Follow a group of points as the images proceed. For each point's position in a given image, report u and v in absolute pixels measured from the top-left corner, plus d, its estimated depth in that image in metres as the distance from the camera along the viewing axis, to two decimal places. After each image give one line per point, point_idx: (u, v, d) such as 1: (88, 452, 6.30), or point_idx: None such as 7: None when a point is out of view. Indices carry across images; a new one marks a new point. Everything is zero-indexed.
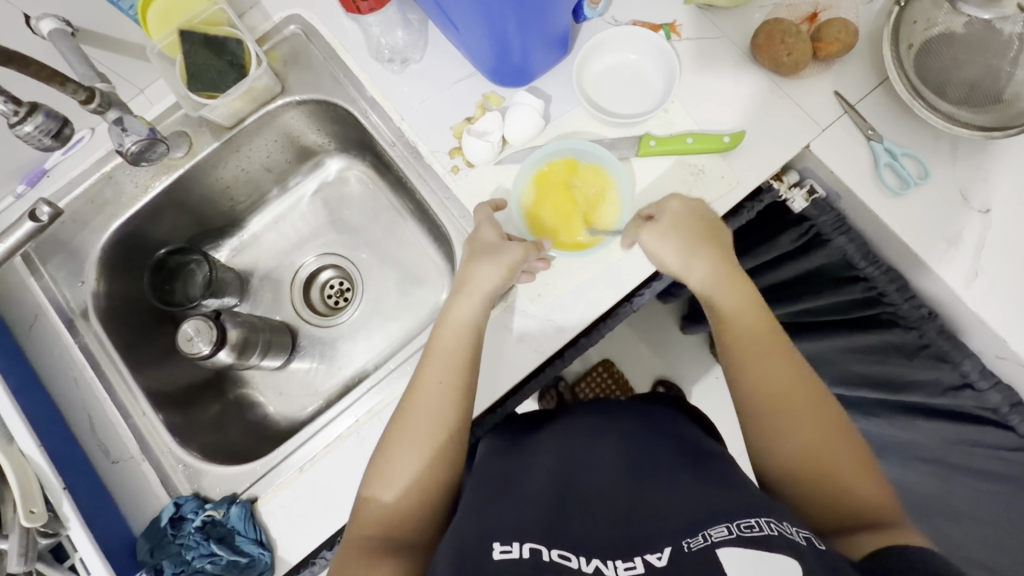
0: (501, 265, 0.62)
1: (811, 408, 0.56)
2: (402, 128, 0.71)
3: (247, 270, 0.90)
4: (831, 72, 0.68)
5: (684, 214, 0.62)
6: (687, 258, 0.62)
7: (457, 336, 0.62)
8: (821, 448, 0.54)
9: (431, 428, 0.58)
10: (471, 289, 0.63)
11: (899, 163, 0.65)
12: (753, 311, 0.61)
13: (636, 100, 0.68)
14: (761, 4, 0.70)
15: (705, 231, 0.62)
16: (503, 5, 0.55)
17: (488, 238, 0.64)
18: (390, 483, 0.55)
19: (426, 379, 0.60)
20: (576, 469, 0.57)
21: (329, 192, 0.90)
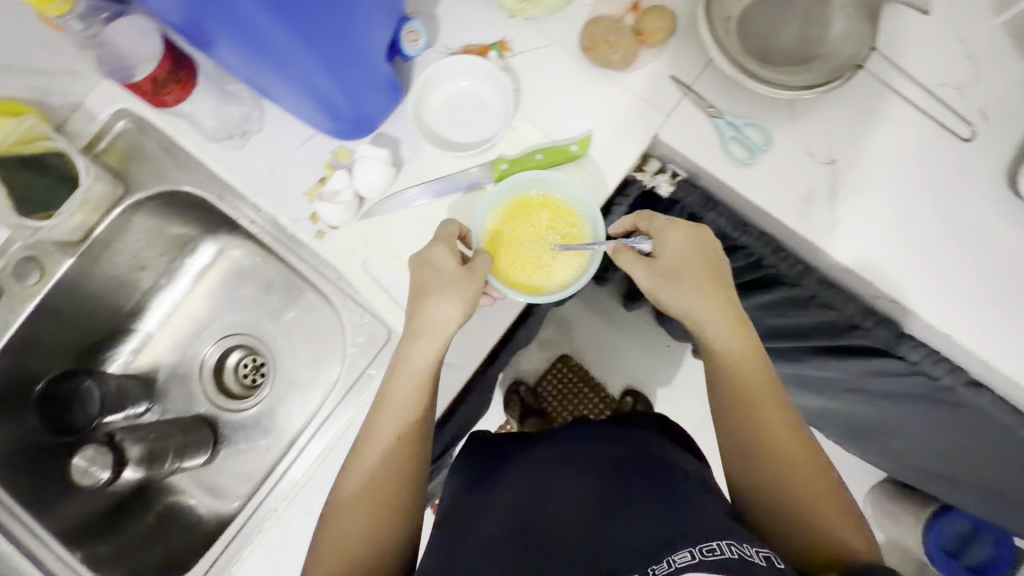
0: (460, 303, 0.59)
1: (791, 428, 0.59)
2: (258, 203, 0.70)
3: (149, 372, 0.86)
4: (663, 57, 0.68)
5: (677, 257, 0.62)
6: (669, 289, 0.62)
7: (412, 386, 0.60)
8: (803, 471, 0.57)
9: (382, 480, 0.58)
10: (416, 333, 0.60)
11: (742, 134, 0.66)
12: (747, 333, 0.62)
13: (481, 126, 0.68)
14: (582, 2, 0.69)
15: (695, 262, 0.62)
16: (308, 65, 0.54)
17: (445, 266, 0.60)
18: (342, 543, 0.56)
19: (382, 429, 0.59)
20: (532, 505, 0.58)
21: (215, 273, 0.87)
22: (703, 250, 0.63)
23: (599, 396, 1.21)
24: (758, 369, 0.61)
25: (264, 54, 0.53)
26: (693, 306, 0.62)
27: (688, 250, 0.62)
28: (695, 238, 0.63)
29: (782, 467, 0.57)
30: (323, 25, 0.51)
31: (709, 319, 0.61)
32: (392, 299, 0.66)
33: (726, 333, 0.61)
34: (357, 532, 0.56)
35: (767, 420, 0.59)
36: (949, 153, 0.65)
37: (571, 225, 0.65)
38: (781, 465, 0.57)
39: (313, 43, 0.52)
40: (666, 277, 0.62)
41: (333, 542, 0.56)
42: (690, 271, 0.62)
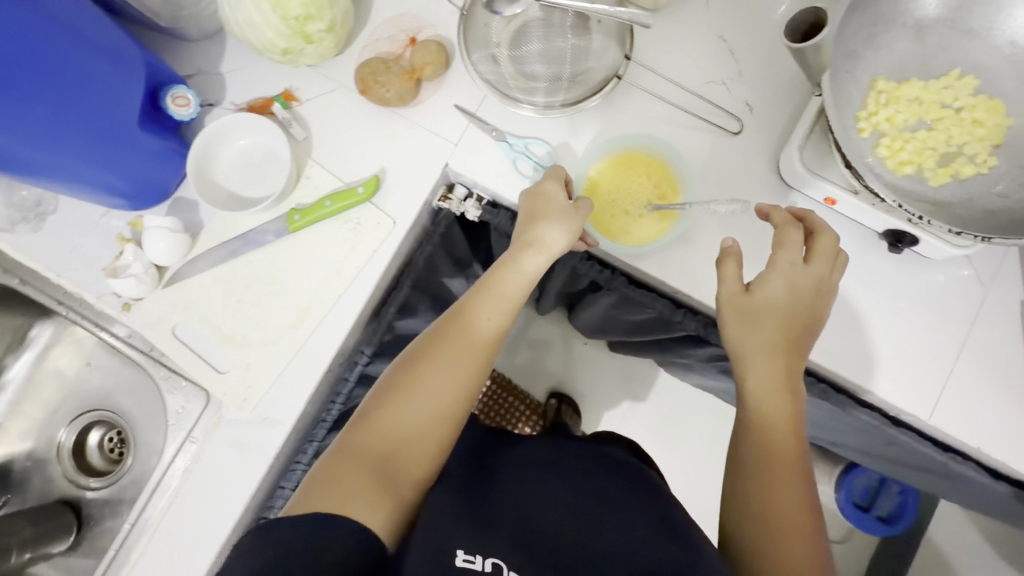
0: (570, 230, 0.60)
1: (798, 476, 0.55)
2: (62, 283, 0.69)
3: (5, 462, 0.85)
4: (445, 88, 0.70)
5: (783, 297, 0.58)
6: (733, 321, 0.59)
7: (496, 306, 0.61)
8: (796, 516, 0.53)
9: (449, 384, 0.57)
10: (535, 242, 0.61)
11: (526, 153, 0.68)
12: (796, 381, 0.58)
13: (274, 179, 0.68)
14: (360, 43, 0.70)
15: (783, 314, 0.58)
16: (67, 162, 0.57)
17: (559, 200, 0.62)
18: (406, 417, 0.55)
19: (464, 336, 0.59)
20: (540, 494, 0.55)
21: (61, 353, 0.86)
22: (804, 303, 0.58)
23: (525, 404, 1.18)
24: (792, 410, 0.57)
25: (18, 169, 0.56)
26: (760, 337, 0.58)
27: (795, 292, 0.58)
28: (792, 286, 0.58)
29: (786, 481, 0.55)
30: (67, 127, 0.54)
31: (750, 355, 0.58)
32: (205, 362, 0.67)
33: (766, 352, 0.58)
34: (410, 423, 0.55)
35: (788, 441, 0.56)
36: (723, 147, 0.68)
37: (666, 181, 0.66)
38: (786, 479, 0.55)
39: (51, 141, 0.54)
40: (756, 312, 0.58)
41: (385, 423, 0.55)
42: (791, 310, 0.58)
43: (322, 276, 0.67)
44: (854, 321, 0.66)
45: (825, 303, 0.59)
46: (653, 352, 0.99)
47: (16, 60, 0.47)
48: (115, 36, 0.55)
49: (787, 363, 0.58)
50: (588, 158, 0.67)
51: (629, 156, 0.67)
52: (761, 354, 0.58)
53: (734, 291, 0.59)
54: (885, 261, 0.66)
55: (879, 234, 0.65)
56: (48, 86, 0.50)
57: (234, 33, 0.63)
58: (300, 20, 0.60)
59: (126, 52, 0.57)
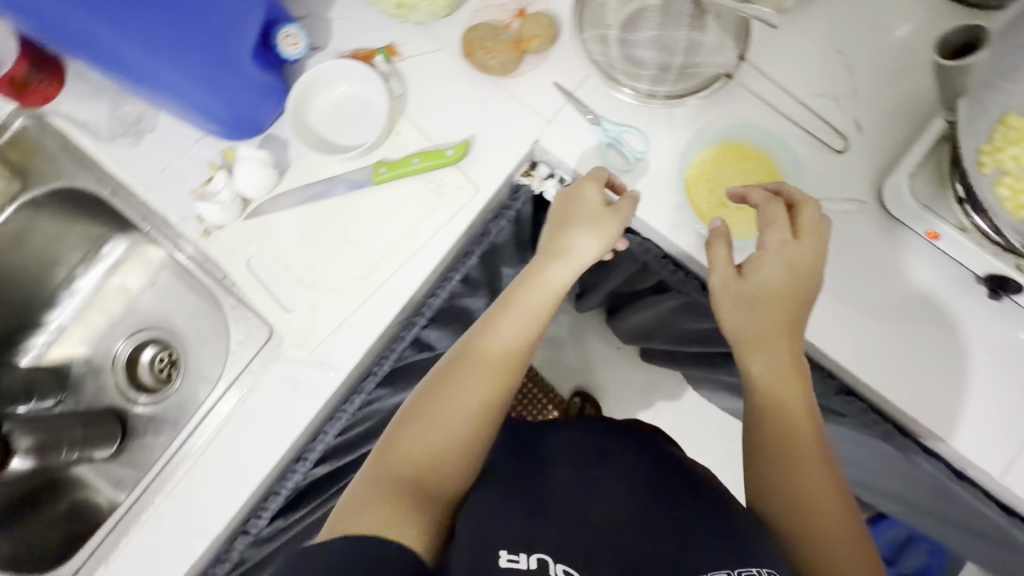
0: (602, 236, 0.61)
1: (823, 465, 0.54)
2: (148, 201, 0.71)
3: (63, 364, 0.88)
4: (547, 64, 0.69)
5: (780, 272, 0.56)
6: (727, 305, 0.58)
7: (525, 323, 0.61)
8: (833, 509, 0.53)
9: (478, 393, 0.58)
10: (563, 254, 0.62)
11: (619, 141, 0.67)
12: (798, 364, 0.57)
13: (366, 129, 0.69)
14: (470, 8, 0.70)
15: (778, 296, 0.56)
16: (161, 68, 0.57)
17: (592, 202, 0.62)
18: (428, 440, 0.55)
19: (491, 348, 0.60)
20: (593, 481, 0.56)
21: (129, 269, 0.89)
22: (804, 277, 0.56)
23: (548, 397, 1.19)
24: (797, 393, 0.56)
25: (118, 67, 0.57)
26: (756, 326, 0.57)
27: (792, 260, 0.56)
28: (788, 265, 0.56)
29: (810, 486, 0.53)
30: (163, 30, 0.53)
31: (744, 333, 0.58)
32: (272, 298, 0.68)
33: (752, 328, 0.57)
34: (438, 437, 0.55)
35: (810, 445, 0.55)
36: (824, 164, 0.65)
37: (770, 176, 0.65)
38: (811, 484, 0.53)
39: (148, 42, 0.54)
40: (749, 296, 0.57)
41: (417, 436, 0.55)
42: (788, 292, 0.56)
43: (399, 232, 0.67)
44: (939, 365, 0.63)
45: (820, 274, 0.57)
46: (691, 367, 0.99)
47: None
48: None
49: (788, 348, 0.56)
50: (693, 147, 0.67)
51: (737, 150, 0.66)
52: (750, 330, 0.57)
53: (725, 277, 0.58)
54: (979, 307, 0.63)
55: (979, 277, 0.62)
56: None
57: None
58: None
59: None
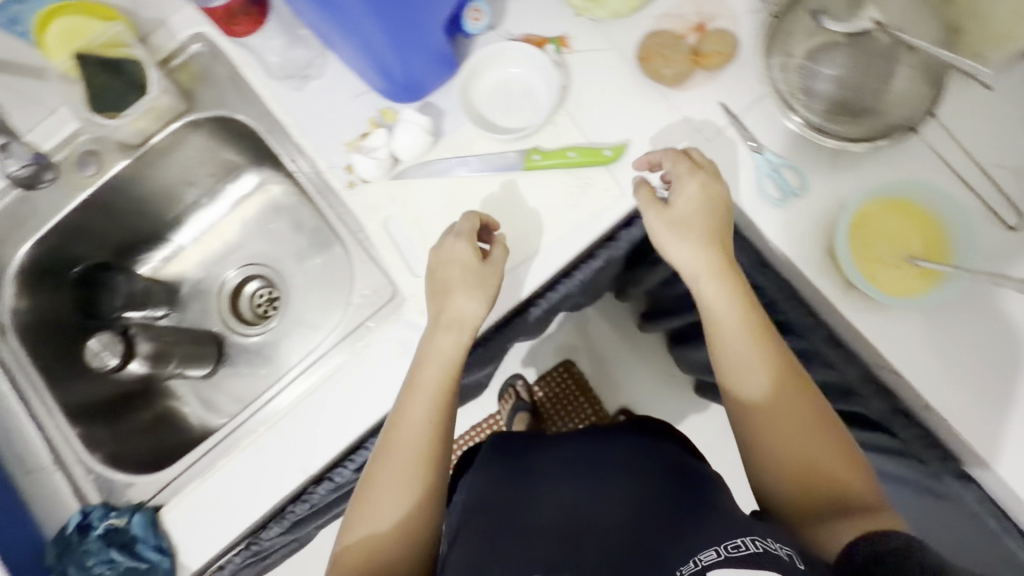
0: (485, 296, 0.63)
1: (808, 428, 0.58)
2: (301, 143, 0.73)
3: (175, 281, 0.92)
4: (719, 83, 0.67)
5: (694, 198, 0.61)
6: (667, 238, 0.62)
7: (426, 401, 0.61)
8: (790, 397, 0.58)
9: (408, 468, 0.60)
10: (442, 325, 0.63)
11: (778, 174, 0.65)
12: (763, 340, 0.60)
13: (525, 114, 0.70)
14: (649, 12, 0.69)
15: (703, 215, 0.61)
16: (365, 18, 0.58)
17: (496, 255, 0.64)
18: (376, 521, 0.59)
19: (401, 432, 0.61)
20: (574, 502, 0.61)
21: (253, 204, 0.92)
22: (718, 206, 0.62)
23: (594, 409, 1.25)
24: (790, 370, 0.59)
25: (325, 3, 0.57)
26: (697, 253, 0.61)
27: (707, 193, 0.61)
28: (705, 190, 0.61)
29: (766, 385, 0.59)
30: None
31: (730, 341, 0.60)
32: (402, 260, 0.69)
33: (734, 322, 0.60)
34: (390, 510, 0.59)
35: (762, 359, 0.59)
36: (991, 238, 0.62)
37: (937, 243, 0.62)
38: (768, 385, 0.59)
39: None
40: (688, 227, 0.61)
41: (373, 519, 0.59)
42: (710, 221, 0.61)
43: (540, 220, 0.67)
44: None
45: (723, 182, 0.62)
46: None
47: None
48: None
49: (750, 331, 0.60)
50: (868, 189, 0.63)
51: (910, 205, 0.62)
52: (736, 339, 0.60)
53: (659, 215, 0.63)
54: None
55: None
56: None
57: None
58: None
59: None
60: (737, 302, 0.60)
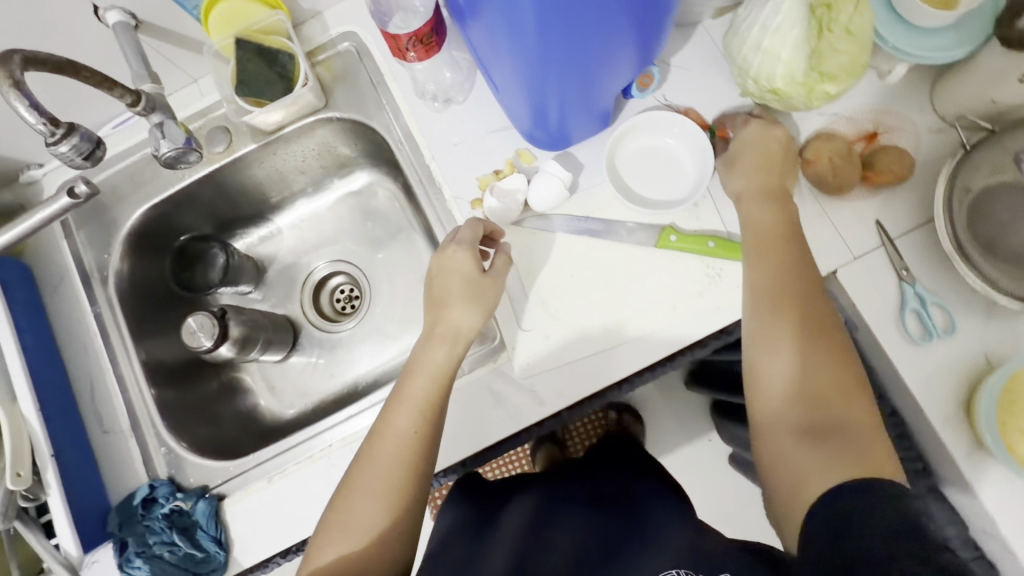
0: (481, 309, 0.63)
1: (817, 408, 0.51)
2: (431, 166, 0.72)
3: (265, 260, 0.92)
4: (878, 201, 0.64)
5: (750, 134, 0.63)
6: (721, 171, 0.65)
7: (412, 407, 0.60)
8: (817, 326, 0.55)
9: (388, 482, 0.57)
10: (438, 335, 0.63)
11: (926, 311, 0.61)
12: (812, 364, 0.53)
13: (667, 187, 0.67)
14: (821, 110, 0.66)
15: (759, 149, 0.62)
16: (539, 76, 0.56)
17: (500, 267, 0.65)
18: (348, 534, 0.56)
19: (388, 438, 0.59)
20: (531, 549, 0.56)
21: (356, 201, 0.91)
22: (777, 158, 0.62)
23: None
24: (828, 369, 0.53)
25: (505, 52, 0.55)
26: (744, 187, 0.62)
27: (763, 136, 0.63)
28: (761, 136, 0.63)
29: (777, 318, 0.56)
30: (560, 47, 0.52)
31: (768, 349, 0.55)
32: (510, 310, 0.67)
33: (780, 343, 0.55)
34: (360, 528, 0.55)
35: (784, 288, 0.57)
36: None
37: None
38: (780, 321, 0.56)
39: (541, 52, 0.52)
40: (740, 164, 0.63)
41: (342, 534, 0.56)
42: (766, 157, 0.62)
43: (659, 301, 0.65)
44: None
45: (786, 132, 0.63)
46: None
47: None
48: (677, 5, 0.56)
49: (800, 353, 0.54)
50: None
51: None
52: (778, 349, 0.55)
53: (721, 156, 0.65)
54: None
55: None
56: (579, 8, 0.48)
57: (736, 59, 0.61)
58: (819, 76, 0.57)
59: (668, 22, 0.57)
60: (790, 339, 0.55)
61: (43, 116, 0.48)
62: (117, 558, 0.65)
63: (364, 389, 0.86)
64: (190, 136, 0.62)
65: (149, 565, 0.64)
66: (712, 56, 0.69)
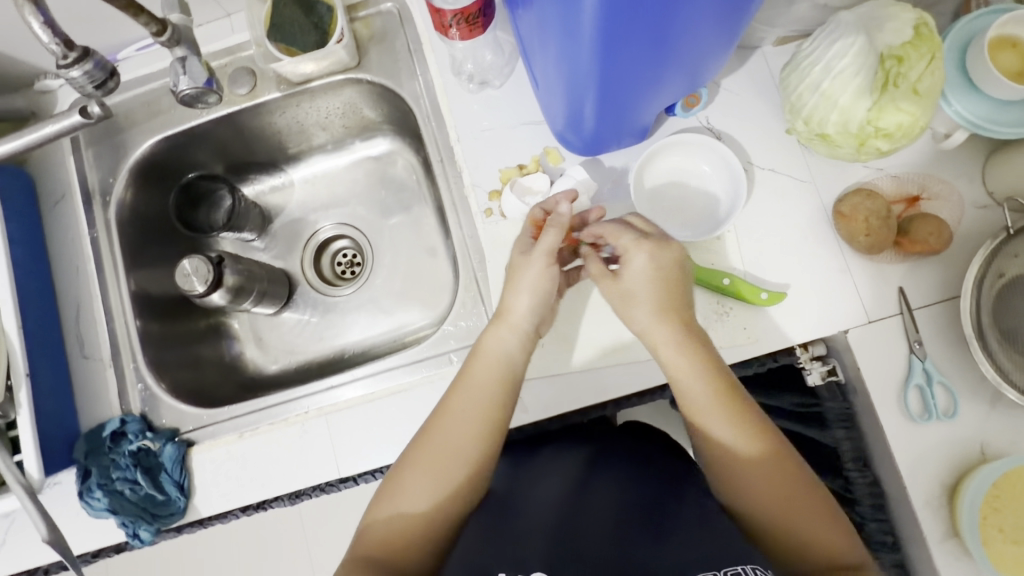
0: (540, 296, 0.58)
1: (774, 488, 0.51)
2: (454, 148, 0.69)
3: (272, 210, 0.91)
4: (905, 267, 0.62)
5: (859, 196, 0.61)
6: (817, 235, 0.63)
7: (477, 394, 0.57)
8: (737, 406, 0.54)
9: (448, 463, 0.55)
10: (504, 320, 0.59)
11: (930, 390, 0.59)
12: (755, 448, 0.52)
13: (692, 214, 0.65)
14: (865, 163, 0.63)
15: (873, 213, 0.60)
16: (584, 87, 0.54)
17: (551, 244, 0.58)
18: (404, 504, 0.53)
19: (451, 419, 0.56)
20: (575, 510, 0.58)
21: (373, 166, 0.89)
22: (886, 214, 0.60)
23: None
24: (762, 443, 0.53)
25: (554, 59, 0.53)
26: (860, 247, 0.61)
27: (873, 197, 0.60)
28: (871, 196, 0.60)
29: (702, 402, 0.54)
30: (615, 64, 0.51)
31: (714, 438, 0.54)
32: None
33: (722, 432, 0.53)
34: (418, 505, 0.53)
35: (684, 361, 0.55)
36: None
37: None
38: (705, 405, 0.54)
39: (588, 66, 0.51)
40: (855, 228, 0.60)
41: (395, 507, 0.53)
42: (880, 217, 0.60)
43: None
44: None
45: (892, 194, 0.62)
46: None
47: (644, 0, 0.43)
48: (744, 25, 0.52)
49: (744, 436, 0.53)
50: None
51: None
52: (721, 437, 0.53)
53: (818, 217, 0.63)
54: None
55: None
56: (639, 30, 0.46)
57: (790, 96, 0.58)
58: (875, 131, 0.54)
59: (732, 41, 0.54)
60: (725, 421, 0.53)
61: (57, 36, 0.46)
62: (78, 485, 0.65)
63: (350, 358, 0.85)
64: (212, 77, 0.60)
65: (108, 498, 0.64)
66: (763, 86, 0.66)
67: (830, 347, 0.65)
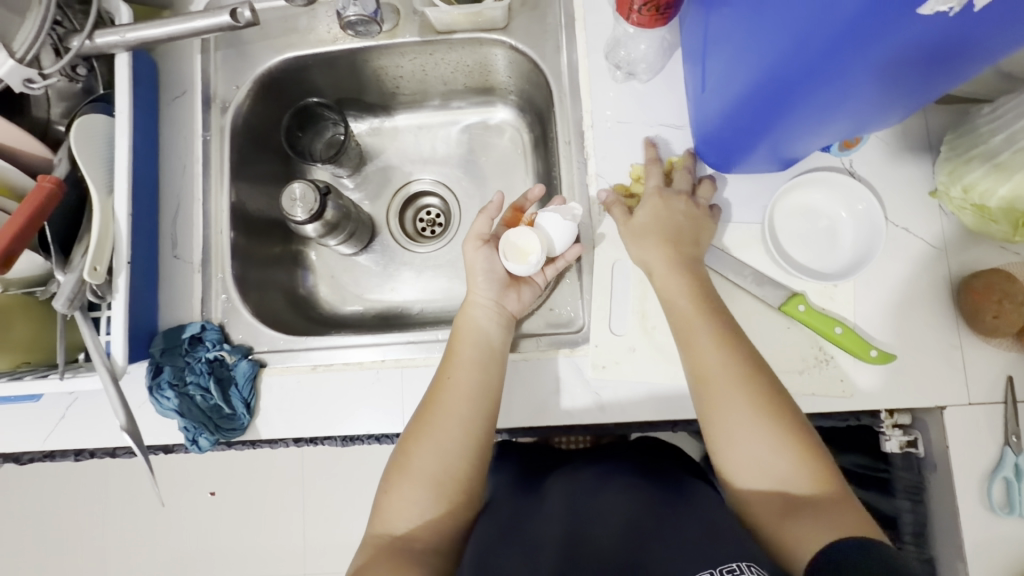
0: (497, 279, 0.66)
1: (773, 427, 0.54)
2: (586, 132, 0.68)
3: (370, 152, 0.90)
4: (1019, 356, 0.60)
5: (995, 275, 0.59)
6: (936, 305, 0.62)
7: (468, 370, 0.61)
8: (746, 367, 0.56)
9: (447, 427, 0.59)
10: (478, 304, 0.65)
11: (1017, 484, 0.58)
12: (752, 387, 0.56)
13: (818, 253, 0.63)
14: (1002, 244, 0.61)
15: (1009, 295, 0.57)
16: (741, 111, 0.55)
17: (480, 227, 0.67)
18: (410, 479, 0.57)
19: (449, 395, 0.60)
20: (581, 519, 0.59)
21: (482, 131, 0.88)
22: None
23: None
24: (760, 383, 0.56)
25: (723, 75, 0.54)
26: (979, 327, 0.59)
27: (1009, 279, 0.58)
28: (1009, 278, 0.58)
29: (716, 357, 0.57)
30: (772, 100, 0.51)
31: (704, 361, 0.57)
32: (607, 310, 0.65)
33: (715, 358, 0.57)
34: (425, 499, 0.57)
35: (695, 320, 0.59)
36: None
37: None
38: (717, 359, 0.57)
39: (750, 93, 0.52)
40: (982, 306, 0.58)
41: (409, 485, 0.57)
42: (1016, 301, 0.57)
43: None
44: None
45: None
46: None
47: (817, 52, 0.43)
48: (944, 89, 0.48)
49: (741, 375, 0.56)
50: None
51: None
52: (715, 367, 0.57)
53: (942, 287, 0.62)
54: None
55: None
56: (802, 78, 0.47)
57: (959, 159, 0.58)
58: None
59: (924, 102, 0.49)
60: (717, 345, 0.57)
61: None
62: (149, 379, 0.65)
63: (417, 315, 0.84)
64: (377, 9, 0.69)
65: (177, 400, 0.65)
66: (919, 143, 0.64)
67: (915, 418, 0.64)
